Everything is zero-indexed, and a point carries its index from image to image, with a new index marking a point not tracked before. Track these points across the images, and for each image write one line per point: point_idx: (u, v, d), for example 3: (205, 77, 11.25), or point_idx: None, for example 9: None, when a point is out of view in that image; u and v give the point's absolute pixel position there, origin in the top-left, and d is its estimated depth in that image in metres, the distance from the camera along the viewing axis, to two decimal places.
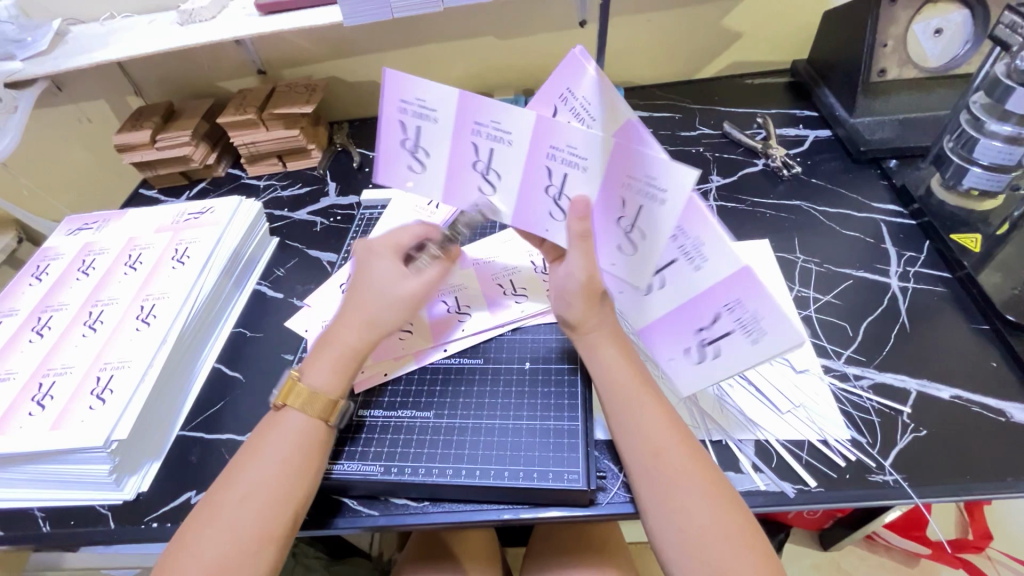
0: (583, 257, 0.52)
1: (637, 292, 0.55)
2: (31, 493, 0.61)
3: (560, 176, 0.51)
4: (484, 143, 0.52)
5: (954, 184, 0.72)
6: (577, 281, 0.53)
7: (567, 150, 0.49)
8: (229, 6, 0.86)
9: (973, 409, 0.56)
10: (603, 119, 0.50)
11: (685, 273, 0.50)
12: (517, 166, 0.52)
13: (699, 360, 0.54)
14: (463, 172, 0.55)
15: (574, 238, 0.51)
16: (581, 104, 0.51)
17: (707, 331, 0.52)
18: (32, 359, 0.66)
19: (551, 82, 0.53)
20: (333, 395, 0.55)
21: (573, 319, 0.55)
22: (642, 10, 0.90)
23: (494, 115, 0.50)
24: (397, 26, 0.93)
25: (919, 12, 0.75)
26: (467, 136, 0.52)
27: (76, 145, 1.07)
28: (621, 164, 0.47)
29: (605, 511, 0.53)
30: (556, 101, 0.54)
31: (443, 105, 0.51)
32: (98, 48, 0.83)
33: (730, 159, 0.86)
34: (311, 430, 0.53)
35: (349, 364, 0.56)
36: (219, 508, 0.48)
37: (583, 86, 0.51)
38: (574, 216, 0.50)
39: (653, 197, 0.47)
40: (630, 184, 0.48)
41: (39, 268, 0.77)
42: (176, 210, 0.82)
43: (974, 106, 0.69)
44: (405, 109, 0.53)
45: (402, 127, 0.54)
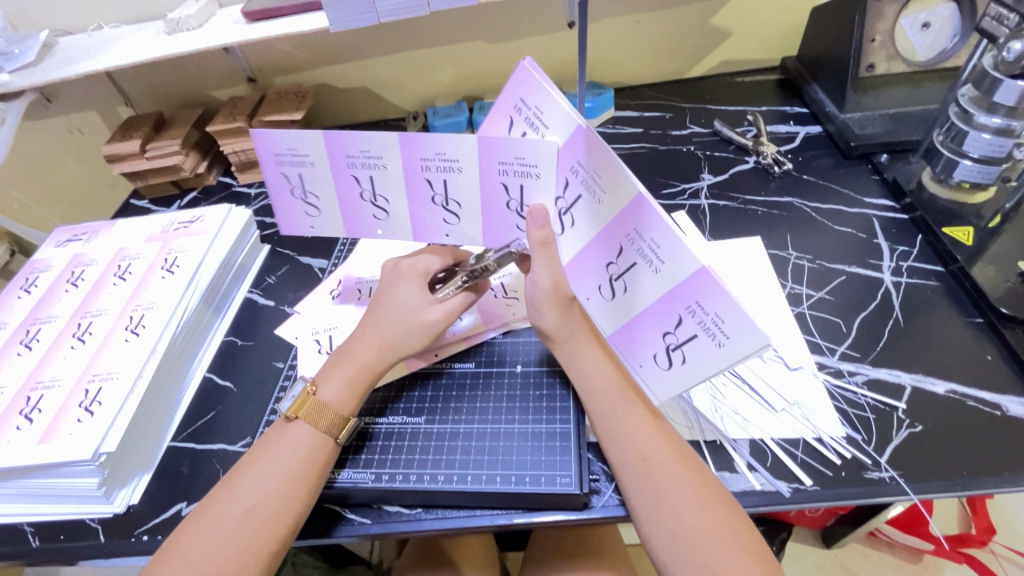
0: (547, 264, 0.52)
1: (604, 297, 0.54)
2: (20, 509, 0.60)
3: (518, 188, 0.52)
4: (436, 176, 0.53)
5: (945, 177, 0.72)
6: (541, 289, 0.53)
7: (517, 162, 0.50)
8: (216, 14, 0.86)
9: (969, 403, 0.55)
10: (558, 128, 0.48)
11: (647, 277, 0.49)
12: (474, 192, 0.54)
13: (669, 367, 0.52)
14: (425, 210, 0.57)
15: (536, 246, 0.52)
16: (535, 113, 0.50)
17: (672, 336, 0.50)
18: (21, 372, 0.65)
19: (504, 93, 0.51)
20: (344, 411, 0.54)
21: (548, 330, 0.54)
22: (630, 10, 0.90)
23: (435, 148, 0.51)
24: (386, 31, 0.93)
25: (905, 7, 0.75)
26: (418, 174, 0.54)
27: (67, 156, 1.07)
28: (569, 154, 0.48)
29: (600, 514, 0.52)
30: (511, 112, 0.52)
31: (387, 152, 0.53)
32: (84, 59, 0.82)
33: (721, 157, 0.86)
34: (321, 446, 0.52)
35: (362, 386, 0.56)
36: (215, 518, 0.48)
37: (536, 94, 0.49)
38: (534, 226, 0.51)
39: (592, 191, 0.49)
40: (576, 172, 0.49)
41: (28, 280, 0.77)
42: (166, 219, 0.82)
43: (963, 99, 0.69)
44: (354, 164, 0.54)
45: (357, 181, 0.56)
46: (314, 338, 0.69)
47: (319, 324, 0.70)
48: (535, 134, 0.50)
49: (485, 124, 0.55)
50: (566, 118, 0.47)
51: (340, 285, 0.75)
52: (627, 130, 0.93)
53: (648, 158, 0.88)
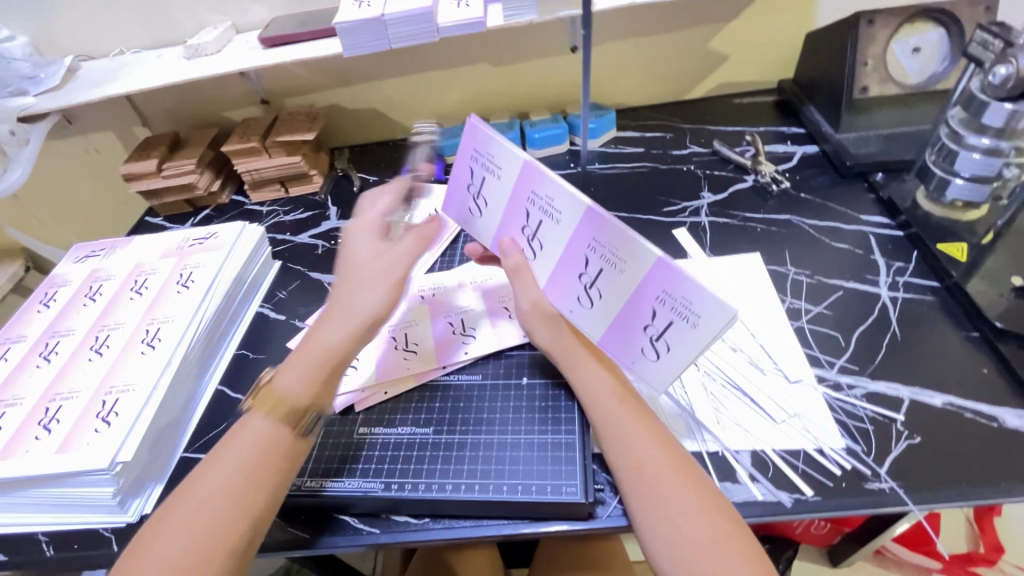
0: (522, 287, 0.57)
1: (586, 305, 0.56)
2: (36, 518, 0.61)
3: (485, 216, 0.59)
4: (479, 171, 0.57)
5: (938, 197, 0.75)
6: (523, 309, 0.58)
7: (488, 157, 0.56)
8: (233, 40, 0.90)
9: (966, 414, 0.56)
10: (509, 161, 0.54)
11: (608, 299, 0.54)
12: (502, 197, 0.57)
13: (657, 357, 0.54)
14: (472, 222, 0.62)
15: (510, 273, 0.57)
16: (489, 159, 0.56)
17: (652, 326, 0.53)
18: (39, 384, 0.67)
19: (465, 136, 0.56)
20: (303, 399, 0.54)
21: (547, 347, 0.58)
22: (631, 35, 0.94)
23: (485, 146, 0.55)
24: (396, 56, 0.96)
25: (895, 33, 0.79)
26: (467, 162, 0.58)
27: (84, 175, 1.10)
28: (526, 181, 0.54)
29: (604, 524, 0.53)
30: (470, 162, 0.58)
31: (507, 165, 0.55)
32: (107, 82, 0.86)
33: (720, 176, 0.88)
34: (276, 434, 0.52)
35: (358, 332, 0.56)
36: (186, 499, 0.49)
37: (486, 143, 0.55)
38: (505, 256, 0.58)
39: (550, 216, 0.54)
40: (534, 199, 0.54)
41: (47, 294, 0.79)
42: (181, 236, 0.84)
43: (952, 120, 0.72)
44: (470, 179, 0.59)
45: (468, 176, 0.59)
46: None
47: None
48: (494, 176, 0.56)
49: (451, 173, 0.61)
50: (511, 157, 0.54)
51: None
52: (629, 150, 0.96)
53: (649, 176, 0.91)
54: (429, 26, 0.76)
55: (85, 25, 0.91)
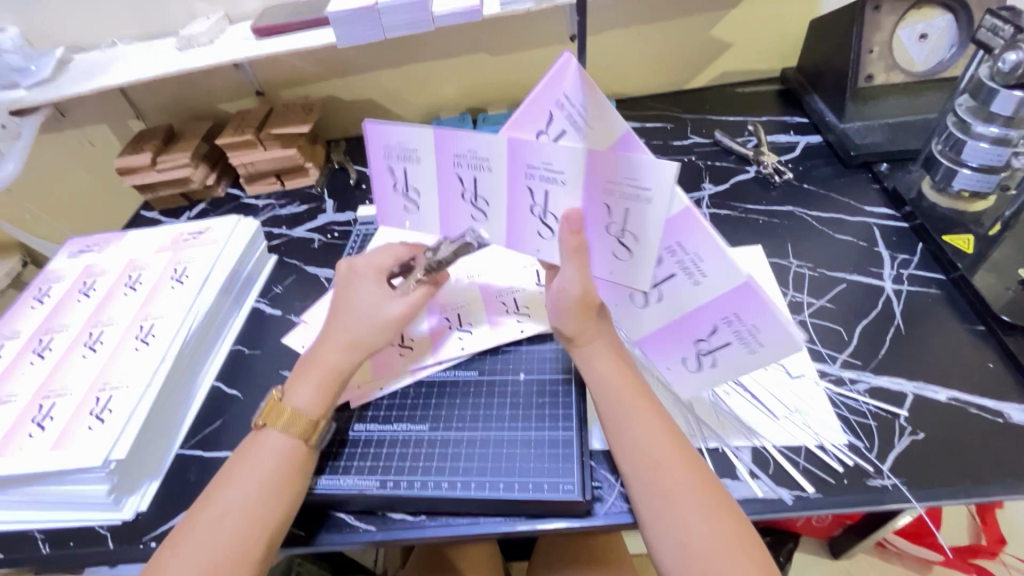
0: (576, 269, 0.51)
1: (636, 302, 0.56)
2: (31, 515, 0.61)
3: (543, 194, 0.52)
4: (399, 164, 0.56)
5: (944, 186, 0.73)
6: (570, 294, 0.52)
7: (545, 166, 0.49)
8: (226, 31, 0.88)
9: (971, 410, 0.55)
10: (600, 132, 0.46)
11: (685, 288, 0.52)
12: (498, 191, 0.53)
13: (697, 369, 0.56)
14: (454, 205, 0.57)
15: (568, 253, 0.50)
16: (575, 112, 0.46)
17: (704, 342, 0.54)
18: (33, 381, 0.66)
19: (533, 97, 0.47)
20: (315, 414, 0.55)
21: (569, 332, 0.54)
22: (631, 23, 0.92)
23: (401, 138, 0.54)
24: (391, 46, 0.95)
25: (903, 18, 0.76)
26: (381, 162, 0.57)
27: (78, 169, 1.09)
28: (600, 170, 0.47)
29: (602, 522, 0.53)
30: (551, 108, 0.47)
31: (423, 146, 0.54)
32: (99, 74, 0.85)
33: (722, 166, 0.87)
34: (298, 448, 0.53)
35: (334, 384, 0.56)
36: (202, 521, 0.49)
37: (577, 92, 0.45)
38: (569, 229, 0.49)
39: (636, 198, 0.47)
40: (613, 190, 0.48)
41: (41, 290, 0.79)
42: (175, 231, 0.84)
43: (960, 108, 0.70)
44: (460, 162, 0.53)
45: (391, 171, 0.57)
46: None
47: None
48: (574, 133, 0.47)
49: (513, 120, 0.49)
50: (606, 119, 0.45)
51: None
52: None
53: None
54: (424, 15, 0.74)
55: (76, 15, 0.90)
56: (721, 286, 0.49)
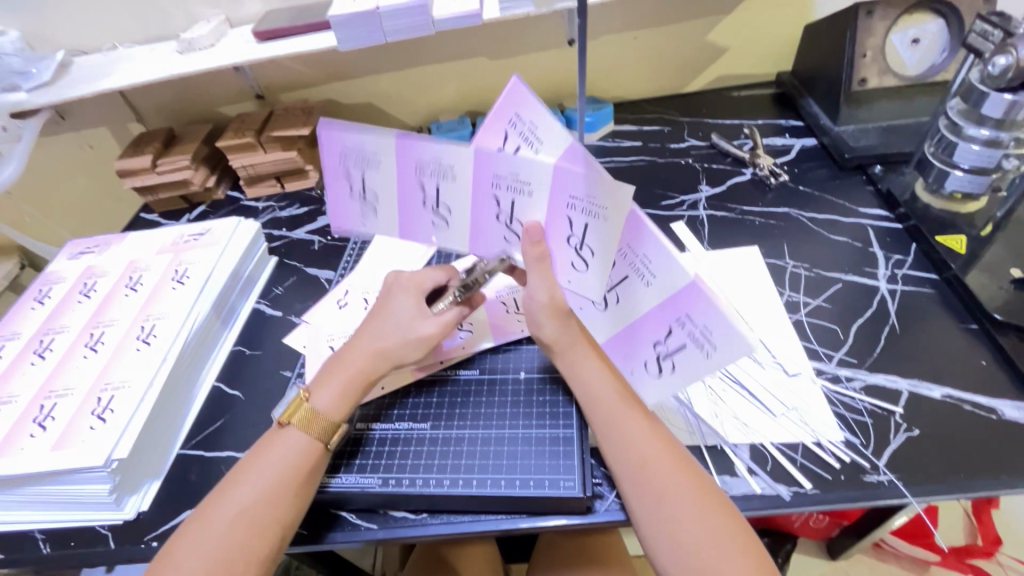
0: (542, 280, 0.52)
1: (598, 308, 0.54)
2: (32, 515, 0.61)
3: (510, 203, 0.50)
4: (354, 169, 0.54)
5: (937, 187, 0.74)
6: (539, 301, 0.53)
7: (511, 176, 0.49)
8: (226, 34, 0.89)
9: (965, 407, 0.56)
10: (554, 143, 0.46)
11: (639, 289, 0.49)
12: (465, 200, 0.52)
13: (659, 374, 0.52)
14: (414, 213, 0.55)
15: (532, 262, 0.51)
16: (530, 128, 0.46)
17: (662, 344, 0.50)
18: (34, 381, 0.66)
19: (494, 111, 0.47)
20: (336, 418, 0.55)
21: (547, 339, 0.55)
22: (628, 28, 0.93)
23: (357, 139, 0.52)
24: (391, 50, 0.95)
25: (895, 23, 0.78)
26: (338, 164, 0.55)
27: (78, 172, 1.09)
28: (564, 186, 0.46)
29: (602, 519, 0.53)
30: (505, 127, 0.47)
31: (380, 152, 0.52)
32: (100, 77, 0.85)
33: (719, 169, 0.88)
34: (310, 452, 0.53)
35: (356, 390, 0.56)
36: (207, 525, 0.49)
37: (533, 112, 0.46)
38: (529, 241, 0.50)
39: (592, 214, 0.46)
40: (573, 205, 0.47)
41: (41, 291, 0.79)
42: (176, 232, 0.84)
43: (951, 111, 0.71)
44: (421, 171, 0.52)
45: (348, 176, 0.55)
46: (327, 345, 0.70)
47: (334, 331, 0.71)
48: (528, 151, 0.47)
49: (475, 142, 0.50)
50: (562, 137, 0.45)
51: (346, 294, 0.76)
52: (627, 143, 0.96)
53: (647, 169, 0.90)
54: (424, 19, 0.75)
55: (78, 19, 0.90)
56: (672, 286, 0.46)
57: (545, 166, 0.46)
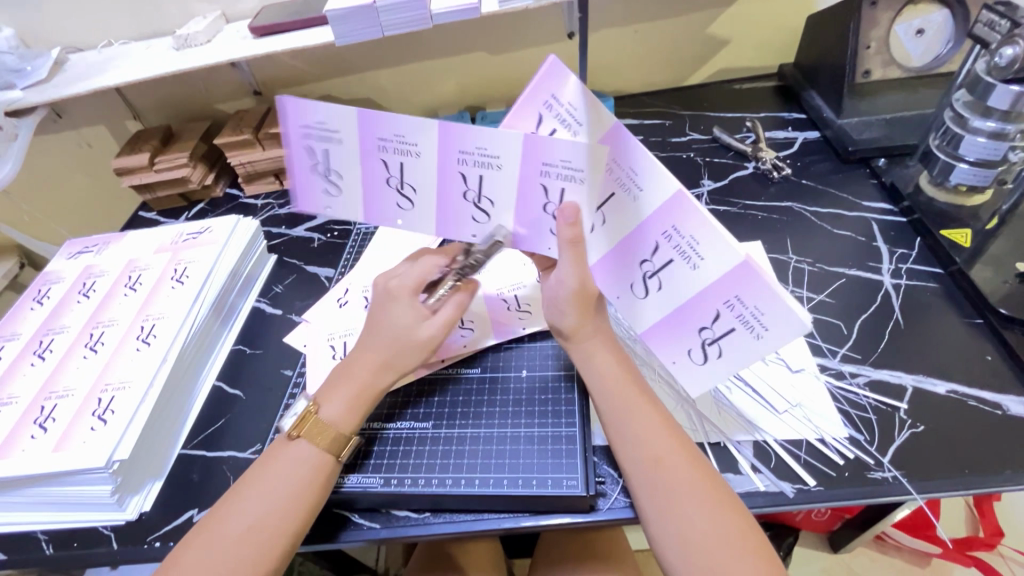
0: (574, 266, 0.52)
1: (635, 295, 0.54)
2: (34, 517, 0.61)
3: (477, 179, 0.50)
4: (316, 146, 0.51)
5: (942, 181, 0.73)
6: (568, 288, 0.53)
7: (478, 151, 0.48)
8: (223, 30, 0.88)
9: (970, 402, 0.56)
10: (592, 125, 0.47)
11: (683, 274, 0.50)
12: (430, 175, 0.51)
13: (703, 361, 0.53)
14: (379, 190, 0.53)
15: (565, 245, 0.50)
16: (568, 110, 0.47)
17: (708, 330, 0.51)
18: (35, 382, 0.66)
19: (526, 94, 0.47)
20: (347, 430, 0.55)
21: (568, 328, 0.55)
22: (628, 20, 0.92)
23: (314, 112, 0.48)
24: (389, 45, 0.95)
25: (900, 14, 0.76)
26: (297, 142, 0.51)
27: (75, 170, 1.09)
28: (536, 155, 0.47)
29: (606, 517, 0.53)
30: (539, 108, 0.48)
31: (343, 125, 0.49)
32: (95, 75, 0.84)
33: (721, 163, 0.87)
34: (320, 464, 0.53)
35: (367, 403, 0.56)
36: (216, 535, 0.48)
37: (568, 91, 0.46)
38: (564, 223, 0.49)
39: (627, 189, 0.48)
40: (548, 172, 0.48)
41: (40, 291, 0.78)
42: (174, 231, 0.84)
43: (957, 103, 0.71)
44: (385, 147, 0.50)
45: (309, 152, 0.51)
46: (328, 344, 0.69)
47: (334, 329, 0.71)
48: (567, 132, 0.48)
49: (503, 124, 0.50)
50: (598, 117, 0.46)
51: (346, 293, 0.75)
52: None
53: None
54: (422, 14, 0.74)
55: (73, 15, 0.89)
56: (717, 269, 0.47)
57: (513, 136, 0.47)
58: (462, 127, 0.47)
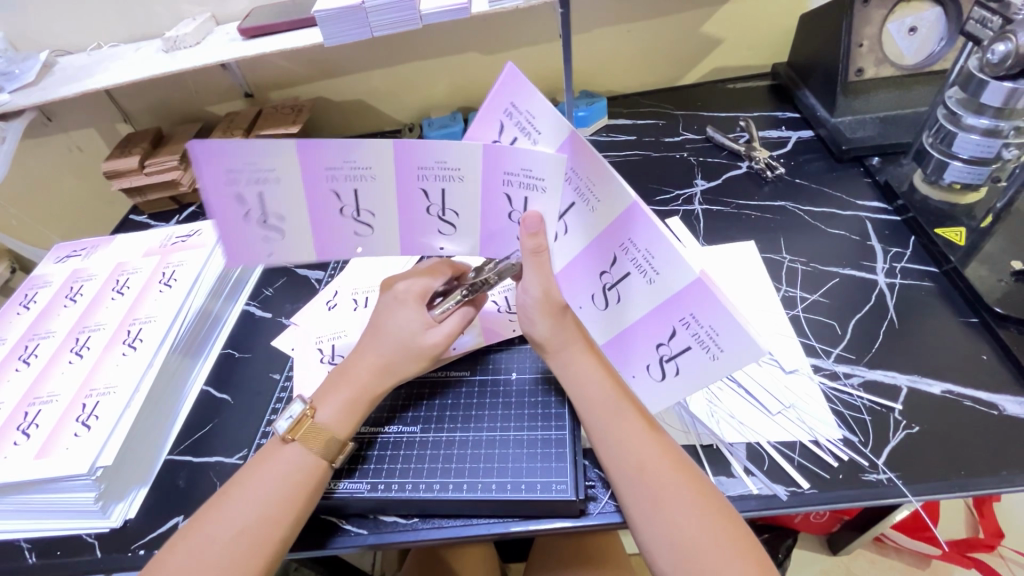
0: (538, 275, 0.50)
1: (597, 307, 0.52)
2: (17, 525, 0.60)
3: (438, 193, 0.49)
4: (248, 189, 0.47)
5: (936, 179, 0.73)
6: (532, 298, 0.51)
7: (437, 166, 0.47)
8: (213, 32, 0.87)
9: (965, 402, 0.55)
10: (551, 135, 0.46)
11: (642, 289, 0.48)
12: (388, 197, 0.49)
13: (662, 378, 0.51)
14: (331, 223, 0.51)
15: (528, 255, 0.49)
16: (527, 118, 0.47)
17: (665, 347, 0.49)
18: (19, 388, 0.65)
19: (489, 101, 0.47)
20: (341, 434, 0.54)
21: (541, 338, 0.54)
22: (620, 20, 0.91)
23: (242, 158, 0.46)
24: (381, 46, 0.94)
25: (892, 12, 0.76)
26: (225, 188, 0.47)
27: (66, 174, 1.08)
28: (496, 164, 0.46)
29: (596, 521, 0.52)
30: (500, 116, 0.48)
31: (282, 164, 0.46)
32: (84, 77, 0.83)
33: (714, 163, 0.86)
34: (313, 466, 0.52)
35: (362, 406, 0.55)
36: (204, 537, 0.47)
37: (528, 100, 0.46)
38: (526, 233, 0.48)
39: (585, 199, 0.47)
40: (510, 181, 0.47)
41: (27, 296, 0.78)
42: (163, 234, 0.83)
43: (950, 101, 0.70)
44: (335, 176, 0.47)
45: (240, 199, 0.48)
46: (316, 347, 0.68)
47: (323, 332, 0.70)
48: (527, 140, 0.48)
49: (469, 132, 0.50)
50: (557, 124, 0.45)
51: (335, 296, 0.75)
52: (621, 138, 0.94)
53: (641, 164, 0.89)
54: (411, 14, 0.74)
55: (61, 18, 0.89)
56: (671, 286, 0.46)
57: (472, 149, 0.45)
58: (419, 145, 0.45)
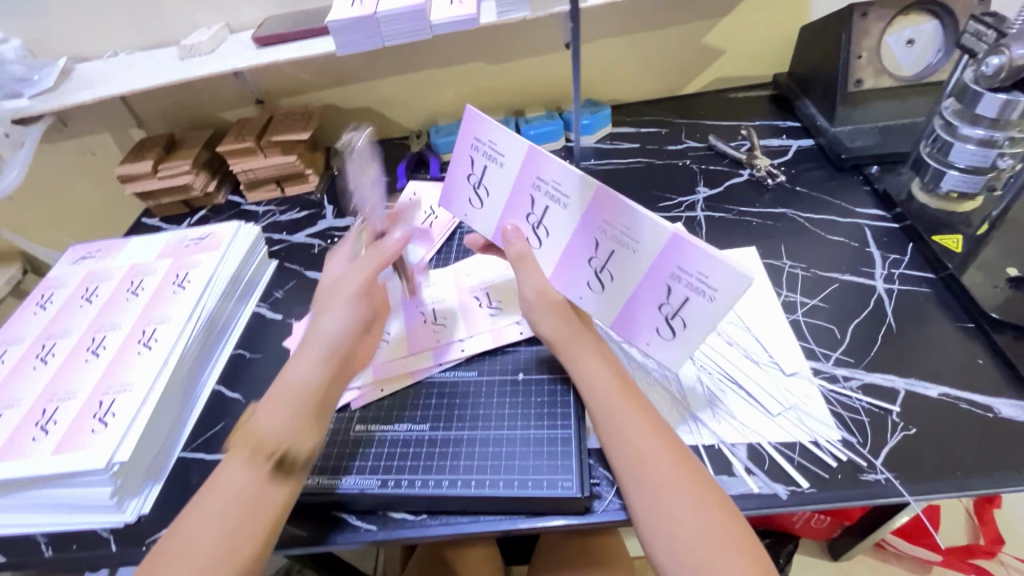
0: (531, 274, 0.57)
1: (595, 291, 0.58)
2: (33, 519, 0.61)
3: (482, 169, 0.60)
4: (481, 159, 0.60)
5: (934, 187, 0.75)
6: (528, 298, 0.56)
7: (488, 147, 0.59)
8: (227, 41, 0.90)
9: (961, 405, 0.56)
10: (511, 150, 0.57)
11: (629, 259, 0.54)
12: (504, 185, 0.59)
13: (672, 336, 0.55)
14: (458, 186, 0.63)
15: (515, 259, 0.57)
16: (490, 146, 0.59)
17: (667, 304, 0.54)
18: (37, 386, 0.67)
19: (461, 137, 0.61)
20: (287, 442, 0.50)
21: (547, 334, 0.56)
22: (624, 30, 0.93)
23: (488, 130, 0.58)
24: (390, 55, 0.96)
25: (890, 25, 0.78)
26: (467, 151, 0.61)
27: (79, 178, 1.10)
28: (526, 166, 0.57)
29: (601, 519, 0.53)
30: (470, 150, 0.60)
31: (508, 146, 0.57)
32: (101, 83, 0.86)
33: (715, 171, 0.88)
34: (267, 485, 0.48)
35: (303, 410, 0.51)
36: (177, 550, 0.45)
37: (488, 130, 0.58)
38: (508, 241, 0.58)
39: (557, 199, 0.56)
40: (537, 185, 0.57)
41: (43, 296, 0.79)
42: (177, 236, 0.85)
43: (946, 112, 0.72)
44: (479, 148, 0.59)
45: (472, 161, 0.61)
46: None
47: None
48: (494, 163, 0.59)
49: (450, 166, 0.63)
50: (514, 142, 0.57)
51: None
52: (624, 146, 0.96)
53: (644, 171, 0.91)
54: (421, 24, 0.76)
55: (78, 25, 0.91)
56: (655, 247, 0.52)
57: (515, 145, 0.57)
58: (486, 122, 0.57)
